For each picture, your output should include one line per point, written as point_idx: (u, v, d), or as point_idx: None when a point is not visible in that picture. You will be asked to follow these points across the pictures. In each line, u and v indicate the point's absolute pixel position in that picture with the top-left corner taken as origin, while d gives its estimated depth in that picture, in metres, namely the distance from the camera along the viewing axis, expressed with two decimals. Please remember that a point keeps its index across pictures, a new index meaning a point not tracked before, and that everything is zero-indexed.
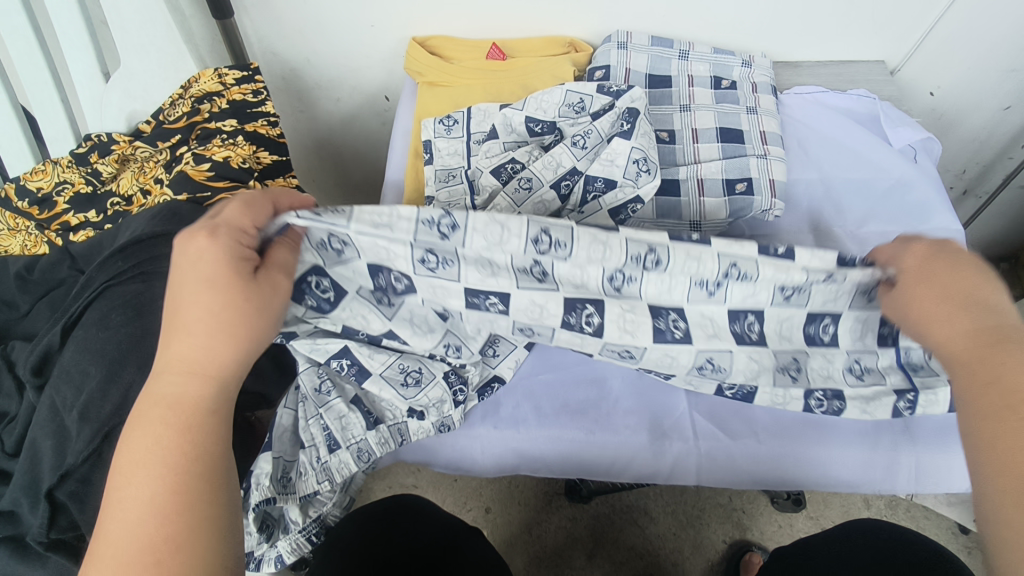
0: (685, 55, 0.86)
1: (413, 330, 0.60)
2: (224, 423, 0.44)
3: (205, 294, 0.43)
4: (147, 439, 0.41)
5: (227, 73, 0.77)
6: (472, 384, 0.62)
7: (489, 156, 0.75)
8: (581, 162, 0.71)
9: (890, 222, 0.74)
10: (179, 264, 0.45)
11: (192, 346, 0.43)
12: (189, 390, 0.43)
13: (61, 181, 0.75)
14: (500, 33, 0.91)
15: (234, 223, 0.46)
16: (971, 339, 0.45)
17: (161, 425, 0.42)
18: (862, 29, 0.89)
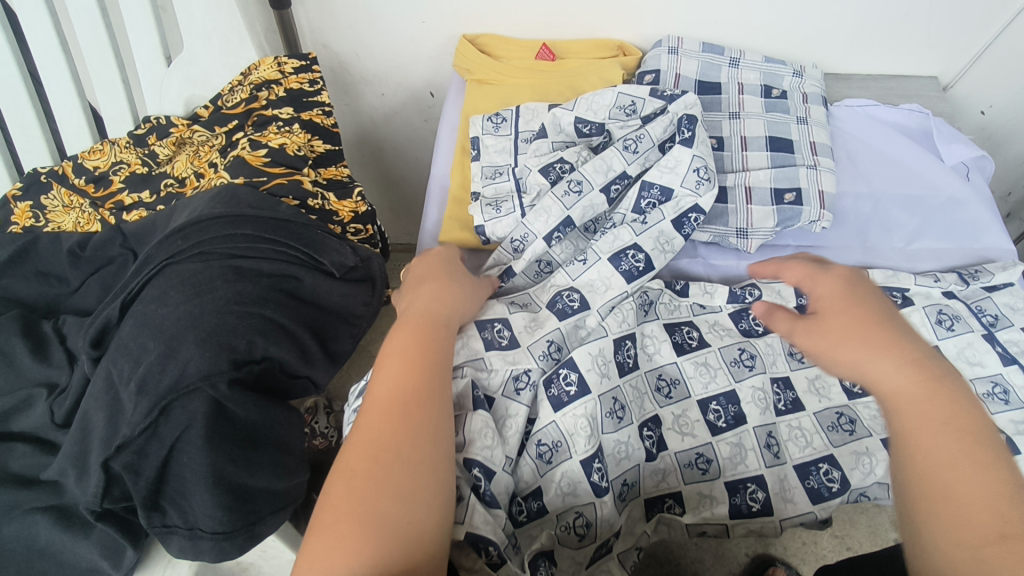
0: (736, 62, 0.85)
1: (546, 434, 0.55)
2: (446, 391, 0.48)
3: (441, 287, 0.57)
4: (398, 376, 0.46)
5: (286, 62, 0.78)
6: (552, 439, 0.54)
7: (538, 155, 0.76)
8: (634, 167, 0.71)
9: (941, 239, 0.74)
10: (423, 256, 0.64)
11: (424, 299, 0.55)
12: (427, 340, 0.50)
13: (118, 161, 0.77)
14: (550, 34, 0.92)
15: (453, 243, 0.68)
16: (907, 369, 0.43)
17: (406, 373, 0.46)
18: (914, 43, 0.88)
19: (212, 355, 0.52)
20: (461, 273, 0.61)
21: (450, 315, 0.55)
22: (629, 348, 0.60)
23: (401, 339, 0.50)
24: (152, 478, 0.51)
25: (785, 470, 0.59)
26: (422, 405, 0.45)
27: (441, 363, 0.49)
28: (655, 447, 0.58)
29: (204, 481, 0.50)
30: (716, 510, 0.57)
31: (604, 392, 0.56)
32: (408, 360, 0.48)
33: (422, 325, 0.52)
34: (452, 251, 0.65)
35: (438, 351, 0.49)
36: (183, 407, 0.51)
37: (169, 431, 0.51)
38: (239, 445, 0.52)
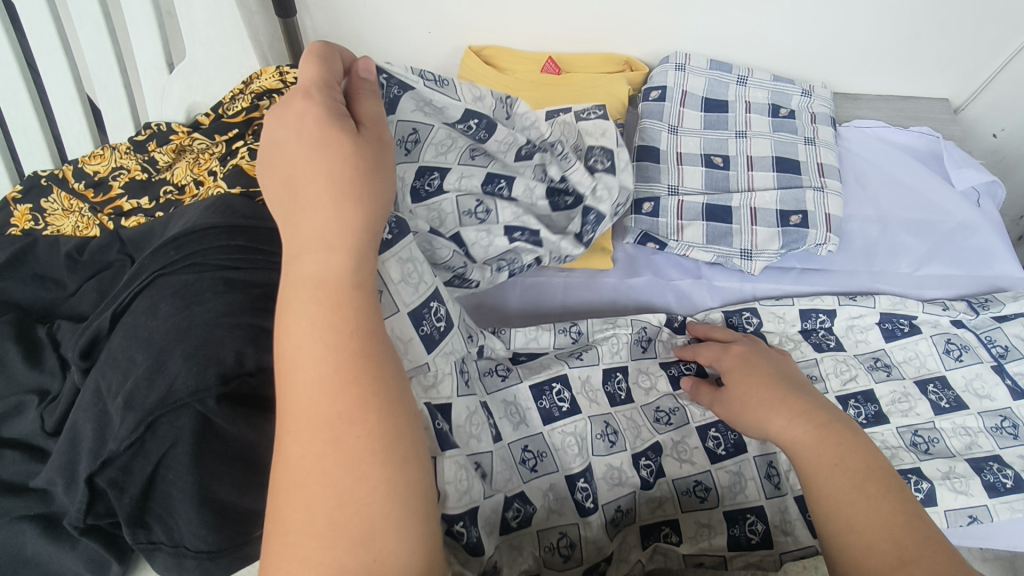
0: (744, 81, 0.84)
1: (532, 441, 0.56)
2: (377, 351, 0.37)
3: (341, 211, 0.38)
4: (322, 389, 0.34)
5: (288, 71, 0.78)
6: (541, 451, 0.56)
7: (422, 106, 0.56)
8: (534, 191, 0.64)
9: (949, 265, 0.73)
10: (286, 130, 0.41)
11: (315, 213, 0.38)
12: (346, 315, 0.36)
13: (118, 166, 0.77)
14: (557, 47, 0.91)
15: (321, 74, 0.44)
16: (800, 420, 0.48)
17: (326, 378, 0.34)
18: (926, 65, 0.87)
19: (199, 369, 0.51)
20: (351, 149, 0.40)
21: (365, 246, 0.39)
22: (619, 381, 0.64)
23: (316, 322, 0.36)
24: (137, 495, 0.50)
25: (786, 502, 0.57)
26: (363, 416, 0.34)
27: (370, 340, 0.37)
28: (651, 474, 0.58)
29: (190, 500, 0.50)
30: (714, 541, 0.55)
31: (594, 415, 0.59)
32: (327, 354, 0.35)
33: (336, 291, 0.37)
34: (323, 114, 0.40)
35: (363, 326, 0.37)
36: (170, 423, 0.50)
37: (156, 448, 0.50)
38: (227, 464, 0.51)
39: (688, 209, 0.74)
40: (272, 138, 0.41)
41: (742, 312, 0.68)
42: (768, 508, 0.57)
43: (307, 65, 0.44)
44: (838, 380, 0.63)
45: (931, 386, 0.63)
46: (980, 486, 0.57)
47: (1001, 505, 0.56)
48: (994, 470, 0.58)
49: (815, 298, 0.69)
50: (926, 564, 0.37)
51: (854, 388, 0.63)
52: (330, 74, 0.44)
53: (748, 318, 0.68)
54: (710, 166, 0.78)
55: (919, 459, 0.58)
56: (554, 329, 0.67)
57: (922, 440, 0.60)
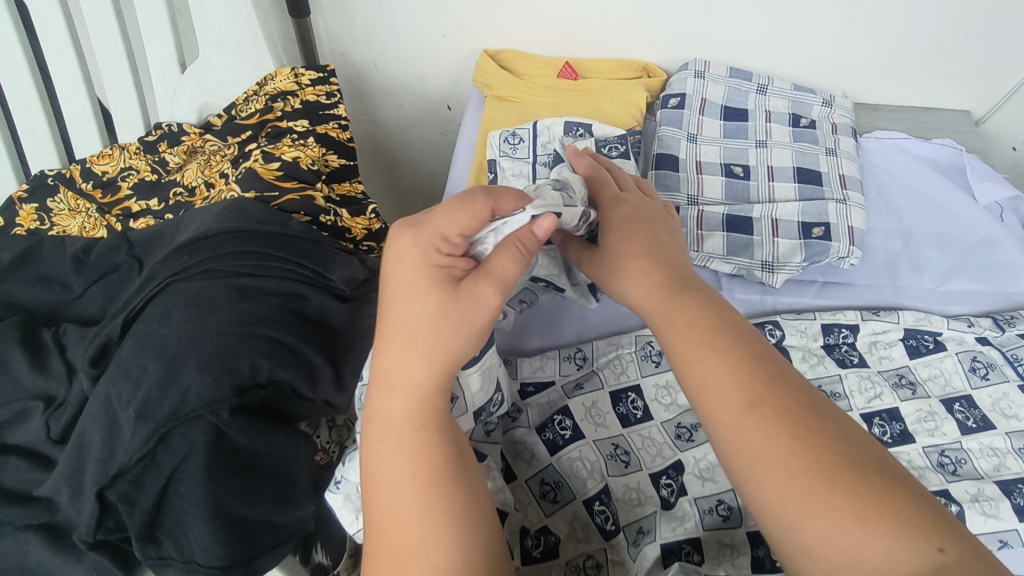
0: (764, 89, 0.83)
1: (543, 469, 0.58)
2: (455, 498, 0.38)
3: (409, 355, 0.40)
4: (392, 520, 0.38)
5: (303, 73, 0.76)
6: (553, 478, 0.57)
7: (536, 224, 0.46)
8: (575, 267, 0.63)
9: (973, 281, 0.72)
10: (387, 270, 0.43)
11: (398, 365, 0.41)
12: (414, 454, 0.39)
13: (127, 167, 0.76)
14: (574, 52, 0.90)
15: (439, 230, 0.41)
16: (656, 292, 0.47)
17: (396, 509, 0.38)
18: (947, 76, 0.86)
19: (214, 380, 0.50)
20: (443, 306, 0.41)
21: (442, 395, 0.41)
22: (633, 400, 0.64)
23: (386, 459, 0.39)
24: (148, 509, 0.49)
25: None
26: (427, 549, 0.37)
27: (438, 478, 0.39)
28: (674, 495, 0.56)
29: (202, 515, 0.48)
30: (738, 561, 0.52)
31: (601, 438, 0.60)
32: (397, 488, 0.39)
33: (399, 432, 0.40)
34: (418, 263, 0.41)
35: (428, 466, 0.39)
36: (183, 435, 0.49)
37: (168, 460, 0.49)
38: (241, 477, 0.50)
39: (708, 219, 0.73)
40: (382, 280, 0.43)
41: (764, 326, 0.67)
42: None
43: (441, 208, 0.42)
44: (863, 398, 0.62)
45: (957, 405, 0.62)
46: (1010, 510, 0.55)
47: None
48: None
49: (835, 311, 0.68)
50: (774, 405, 0.39)
51: (879, 406, 0.61)
52: (466, 227, 0.42)
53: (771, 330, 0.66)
54: (730, 177, 0.76)
55: (946, 481, 0.57)
56: (559, 357, 0.68)
57: (949, 461, 0.58)
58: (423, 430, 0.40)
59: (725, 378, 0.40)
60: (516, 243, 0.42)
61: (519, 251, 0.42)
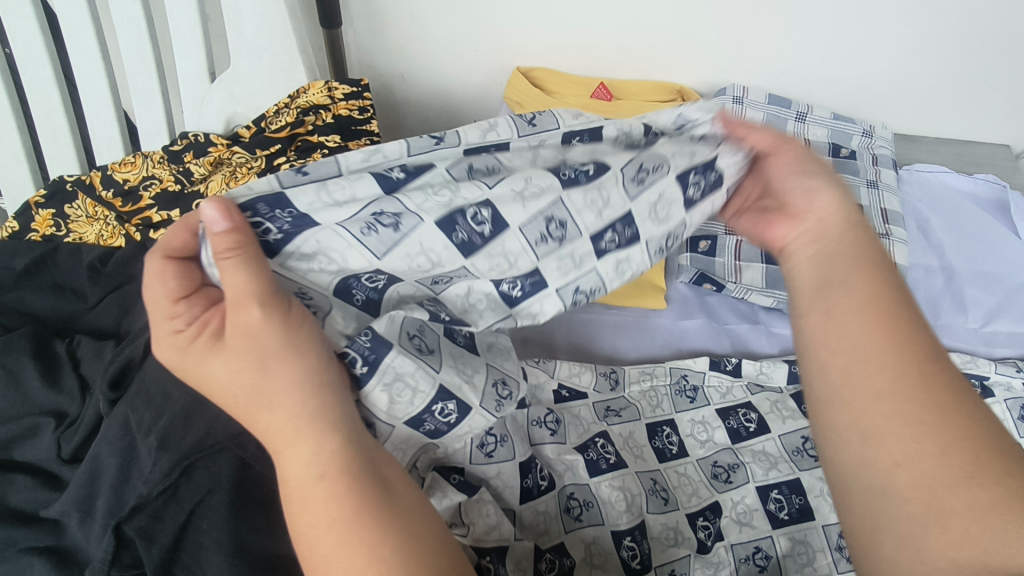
0: (803, 117, 0.81)
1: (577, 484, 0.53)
2: (388, 528, 0.36)
3: (279, 409, 0.36)
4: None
5: (336, 87, 0.74)
6: (581, 498, 0.53)
7: (330, 193, 0.39)
8: (609, 216, 0.47)
9: (1020, 322, 0.69)
10: (183, 360, 0.38)
11: (271, 424, 0.36)
12: (325, 508, 0.35)
13: (149, 176, 0.73)
14: (608, 72, 0.87)
15: (163, 308, 0.37)
16: (834, 227, 0.46)
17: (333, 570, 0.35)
18: (989, 110, 0.84)
19: None
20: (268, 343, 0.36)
21: (328, 429, 0.37)
22: (668, 435, 0.60)
23: (306, 523, 0.35)
24: (167, 545, 0.45)
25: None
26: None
27: (360, 524, 0.35)
28: (710, 538, 0.53)
29: (223, 551, 0.44)
30: None
31: (640, 470, 0.56)
32: (322, 548, 0.35)
33: (304, 492, 0.35)
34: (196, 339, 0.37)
35: (346, 512, 0.35)
36: (206, 468, 0.46)
37: (190, 494, 0.46)
38: (266, 513, 0.47)
39: (748, 248, 0.70)
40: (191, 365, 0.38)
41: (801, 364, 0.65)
42: None
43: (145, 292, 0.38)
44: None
45: None
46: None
47: None
48: None
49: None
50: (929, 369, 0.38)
51: None
52: (183, 292, 0.37)
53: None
54: None
55: None
56: (596, 371, 0.64)
57: None
58: (327, 475, 0.36)
59: (879, 323, 0.40)
60: (221, 255, 0.35)
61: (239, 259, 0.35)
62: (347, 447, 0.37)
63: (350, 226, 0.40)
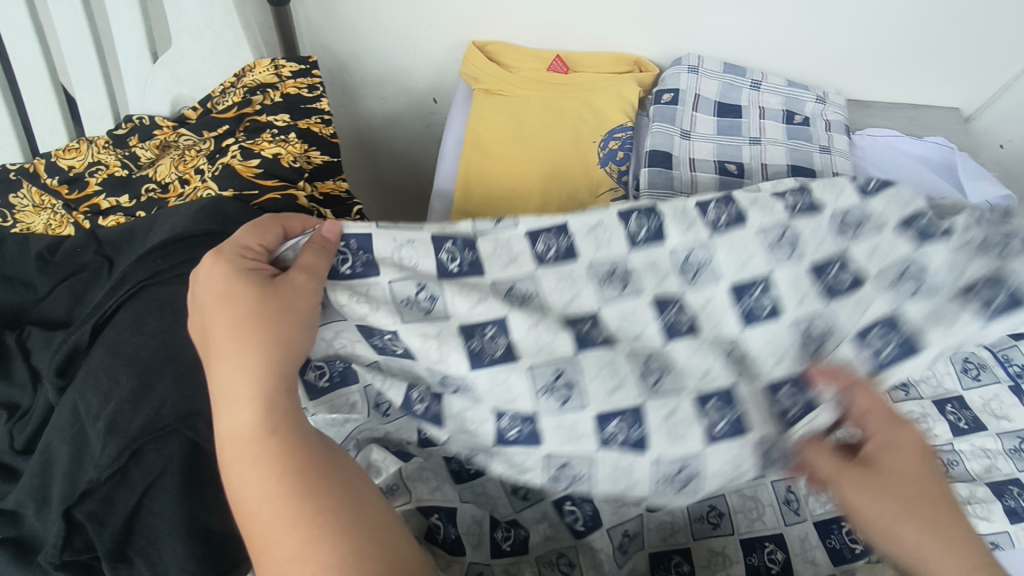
0: (757, 85, 0.82)
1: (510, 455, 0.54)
2: (326, 488, 0.40)
3: (244, 360, 0.41)
4: (272, 533, 0.39)
5: (283, 65, 0.73)
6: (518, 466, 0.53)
7: (407, 264, 0.50)
8: (621, 393, 0.48)
9: None
10: (196, 298, 0.44)
11: (230, 375, 0.41)
12: (275, 460, 0.40)
13: (95, 162, 0.71)
14: (564, 45, 0.87)
15: (238, 244, 0.47)
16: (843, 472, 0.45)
17: (272, 521, 0.39)
18: (940, 74, 0.85)
19: (190, 393, 0.47)
20: (259, 305, 0.43)
21: (281, 392, 0.42)
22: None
23: (252, 477, 0.40)
24: (118, 528, 0.46)
25: (808, 527, 0.53)
26: (308, 553, 0.38)
27: (304, 480, 0.40)
28: (657, 498, 0.53)
29: (177, 531, 0.46)
30: (731, 570, 0.52)
31: None
32: (264, 500, 0.39)
33: (256, 445, 0.40)
34: (226, 273, 0.44)
35: (289, 467, 0.40)
36: (157, 451, 0.46)
37: (140, 476, 0.46)
38: (218, 491, 0.48)
39: None
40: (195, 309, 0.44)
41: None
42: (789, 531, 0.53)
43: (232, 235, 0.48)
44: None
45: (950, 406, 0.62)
46: (1000, 512, 0.56)
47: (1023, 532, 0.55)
48: (1015, 495, 0.57)
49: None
50: None
51: None
52: (253, 245, 0.47)
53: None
54: (724, 174, 0.75)
55: None
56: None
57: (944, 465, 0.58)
58: (275, 433, 0.41)
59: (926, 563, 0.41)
60: (317, 243, 0.48)
61: (322, 249, 0.47)
62: (295, 413, 0.42)
63: (398, 286, 0.49)
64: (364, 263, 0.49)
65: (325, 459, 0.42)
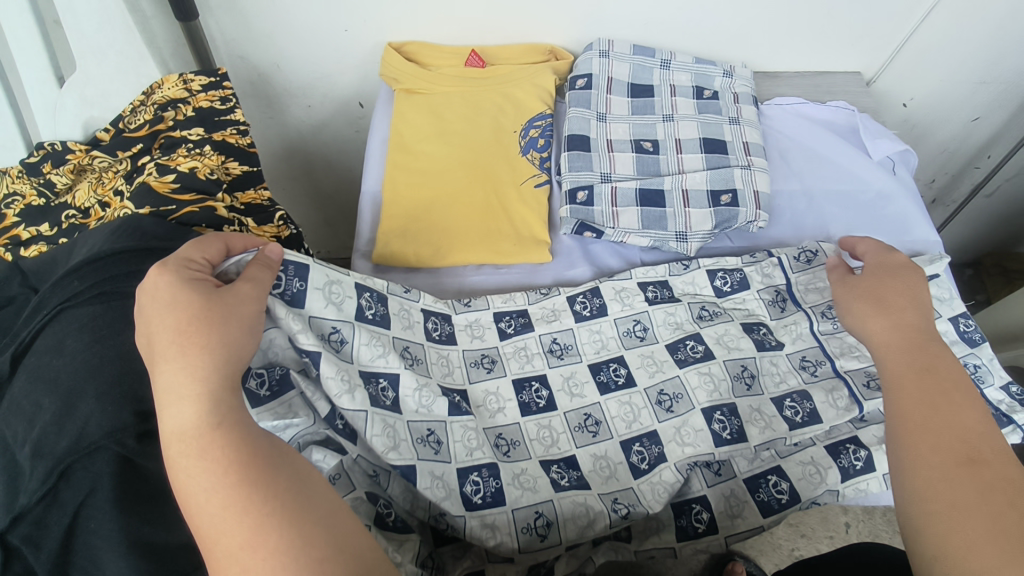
0: (667, 64, 0.85)
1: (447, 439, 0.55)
2: (277, 480, 0.39)
3: (187, 359, 0.41)
4: (220, 524, 0.37)
5: (192, 79, 0.74)
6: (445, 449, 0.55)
7: (335, 302, 0.55)
8: (530, 369, 0.63)
9: (872, 233, 0.76)
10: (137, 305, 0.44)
11: (173, 373, 0.40)
12: (221, 453, 0.39)
13: (11, 193, 0.69)
14: (479, 40, 0.89)
15: (184, 255, 0.47)
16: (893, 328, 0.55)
17: (220, 514, 0.37)
18: (838, 41, 0.89)
19: (114, 408, 0.48)
20: (204, 308, 0.43)
21: (225, 390, 0.41)
22: (537, 389, 0.62)
23: (197, 471, 0.38)
24: (55, 550, 0.45)
25: (732, 484, 0.58)
26: (258, 540, 0.36)
27: (251, 470, 0.39)
28: (566, 482, 0.56)
29: (116, 549, 0.44)
30: (663, 535, 0.56)
31: (489, 427, 0.59)
32: (212, 492, 0.38)
33: (201, 439, 0.39)
34: (172, 280, 0.44)
35: (236, 460, 0.39)
36: (85, 470, 0.46)
37: (71, 497, 0.46)
38: (156, 504, 0.48)
39: (622, 195, 0.74)
40: (137, 318, 0.43)
41: (665, 295, 0.69)
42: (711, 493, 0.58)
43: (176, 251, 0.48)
44: (772, 382, 0.63)
45: None
46: None
47: None
48: None
49: (741, 295, 0.69)
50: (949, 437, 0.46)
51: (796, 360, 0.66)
52: (198, 257, 0.48)
53: (654, 294, 0.69)
54: (640, 152, 0.78)
55: (856, 428, 0.61)
56: (464, 362, 0.63)
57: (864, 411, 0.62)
58: (221, 428, 0.40)
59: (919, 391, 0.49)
60: (265, 261, 0.50)
61: (267, 266, 0.50)
62: (242, 411, 0.41)
63: (317, 323, 0.54)
64: (296, 289, 0.53)
65: (275, 454, 0.41)
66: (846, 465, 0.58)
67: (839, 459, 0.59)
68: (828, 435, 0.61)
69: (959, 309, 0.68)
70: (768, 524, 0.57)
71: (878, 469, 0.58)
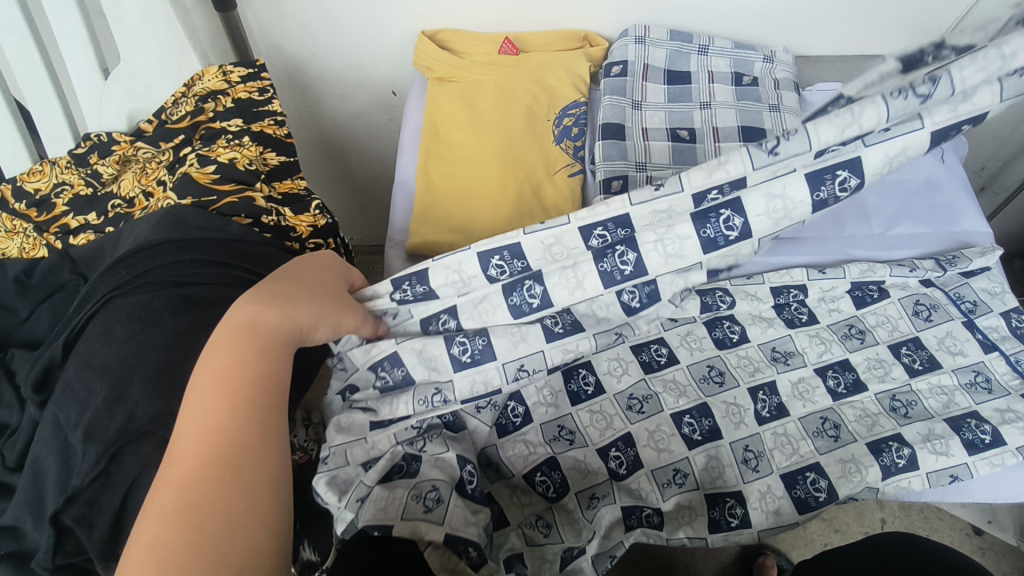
0: (705, 50, 0.83)
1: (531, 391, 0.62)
2: (274, 440, 0.43)
3: (273, 305, 0.48)
4: (201, 422, 0.41)
5: (232, 71, 0.75)
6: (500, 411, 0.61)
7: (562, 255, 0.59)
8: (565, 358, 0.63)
9: (918, 224, 0.73)
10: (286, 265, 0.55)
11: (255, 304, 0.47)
12: (248, 374, 0.44)
13: (59, 182, 0.71)
14: (512, 27, 0.88)
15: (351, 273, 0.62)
16: None
17: (209, 420, 0.41)
18: (884, 24, 0.86)
19: (160, 394, 0.49)
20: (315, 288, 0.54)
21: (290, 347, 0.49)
22: (584, 376, 0.64)
23: (218, 370, 0.43)
24: (107, 529, 0.46)
25: (769, 480, 0.58)
26: (216, 469, 0.39)
27: (259, 414, 0.43)
28: (624, 468, 0.59)
29: None
30: (696, 524, 0.57)
31: (548, 420, 0.61)
32: (214, 393, 0.42)
33: (240, 349, 0.45)
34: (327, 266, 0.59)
35: (256, 394, 0.44)
36: (134, 452, 0.47)
37: (122, 478, 0.47)
38: None
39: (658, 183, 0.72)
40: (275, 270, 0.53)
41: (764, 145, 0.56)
42: (747, 488, 0.58)
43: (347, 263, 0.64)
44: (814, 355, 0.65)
45: (905, 348, 0.65)
46: (959, 445, 0.57)
47: (980, 462, 0.57)
48: (972, 428, 0.58)
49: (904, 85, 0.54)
50: None
51: (830, 358, 0.65)
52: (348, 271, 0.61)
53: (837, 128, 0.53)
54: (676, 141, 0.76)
55: (899, 424, 0.60)
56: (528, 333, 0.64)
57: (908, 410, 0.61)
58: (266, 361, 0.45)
59: None
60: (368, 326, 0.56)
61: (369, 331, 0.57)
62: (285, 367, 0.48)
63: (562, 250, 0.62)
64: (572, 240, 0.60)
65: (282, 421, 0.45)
66: (887, 462, 0.57)
67: (881, 457, 0.57)
68: (870, 433, 0.59)
69: (1011, 303, 0.66)
70: (804, 520, 0.57)
71: (921, 468, 0.57)
